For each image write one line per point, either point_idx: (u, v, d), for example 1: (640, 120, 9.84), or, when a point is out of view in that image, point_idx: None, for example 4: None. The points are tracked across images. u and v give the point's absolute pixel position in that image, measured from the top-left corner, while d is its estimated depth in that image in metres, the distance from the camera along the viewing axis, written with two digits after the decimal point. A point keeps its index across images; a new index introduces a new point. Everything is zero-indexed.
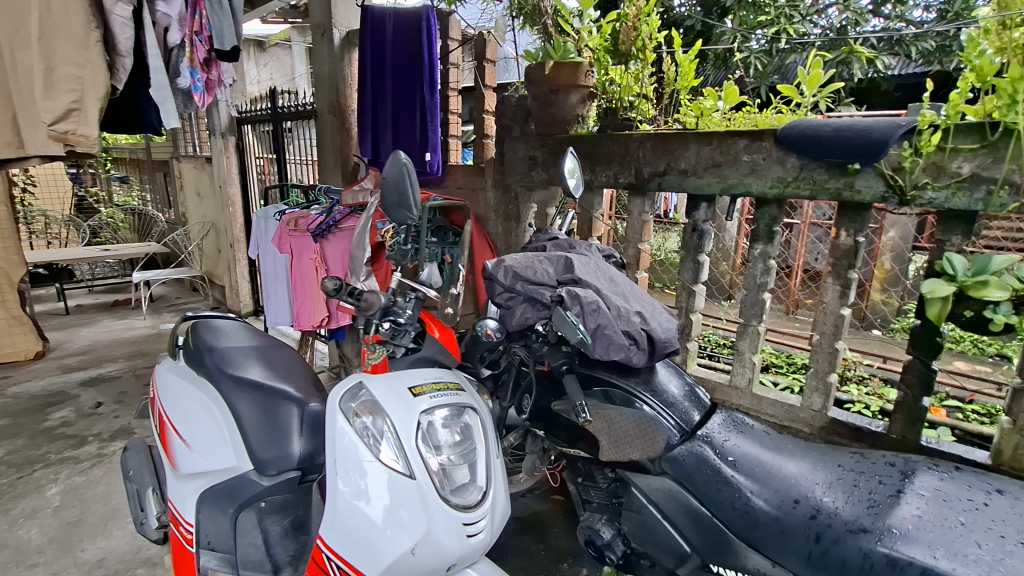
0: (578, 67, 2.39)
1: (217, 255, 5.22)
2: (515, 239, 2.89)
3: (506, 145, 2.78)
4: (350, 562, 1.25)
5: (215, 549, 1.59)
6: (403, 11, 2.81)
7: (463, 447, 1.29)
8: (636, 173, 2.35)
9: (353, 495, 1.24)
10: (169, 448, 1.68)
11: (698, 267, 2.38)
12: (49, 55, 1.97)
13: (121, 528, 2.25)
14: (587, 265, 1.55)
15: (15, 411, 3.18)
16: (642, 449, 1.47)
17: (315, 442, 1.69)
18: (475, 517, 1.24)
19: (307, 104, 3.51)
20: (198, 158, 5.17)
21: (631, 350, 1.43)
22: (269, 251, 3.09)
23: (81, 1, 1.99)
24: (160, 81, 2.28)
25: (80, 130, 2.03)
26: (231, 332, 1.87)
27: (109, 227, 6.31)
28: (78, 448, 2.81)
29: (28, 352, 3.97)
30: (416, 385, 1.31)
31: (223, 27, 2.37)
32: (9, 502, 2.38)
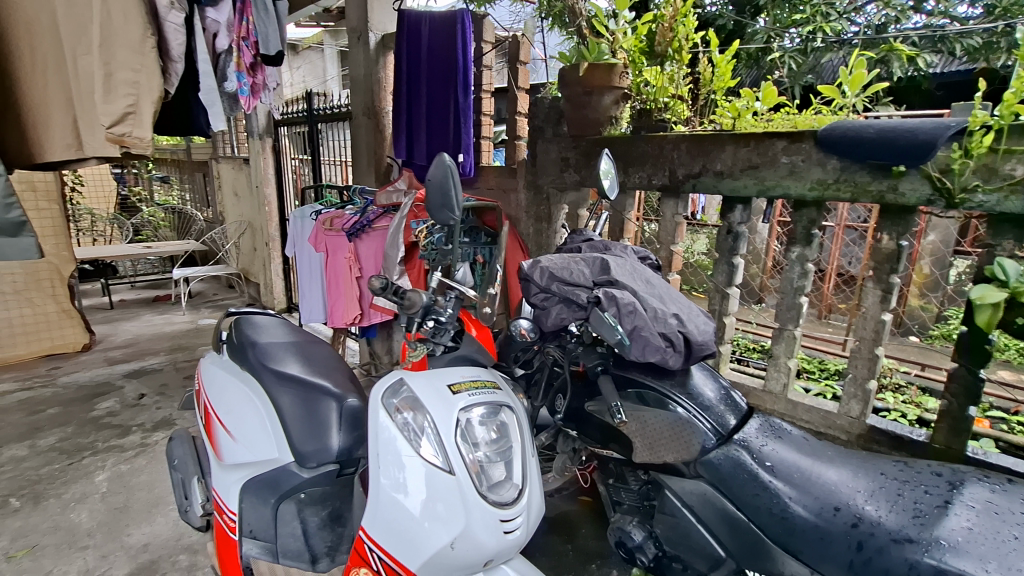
0: (612, 68, 2.40)
1: (252, 254, 5.38)
2: (546, 239, 2.90)
3: (538, 146, 2.79)
4: (391, 555, 1.28)
5: (257, 537, 1.64)
6: (438, 14, 2.84)
7: (500, 445, 1.31)
8: (670, 174, 2.34)
9: (394, 488, 1.28)
10: (214, 439, 1.75)
11: (733, 269, 2.35)
12: (109, 60, 2.08)
13: (164, 514, 2.34)
14: (624, 267, 1.55)
15: (65, 400, 3.33)
16: (676, 452, 1.48)
17: (353, 436, 1.74)
18: (512, 514, 1.26)
19: (342, 106, 3.58)
20: (235, 159, 5.33)
21: (667, 352, 1.43)
22: (305, 250, 3.17)
23: (139, 9, 2.11)
24: (208, 84, 2.38)
25: (135, 133, 2.17)
26: (271, 328, 1.93)
27: (150, 226, 6.57)
28: (123, 437, 2.93)
29: (76, 345, 4.15)
30: (455, 382, 1.34)
31: (269, 32, 2.48)
32: (61, 487, 2.50)
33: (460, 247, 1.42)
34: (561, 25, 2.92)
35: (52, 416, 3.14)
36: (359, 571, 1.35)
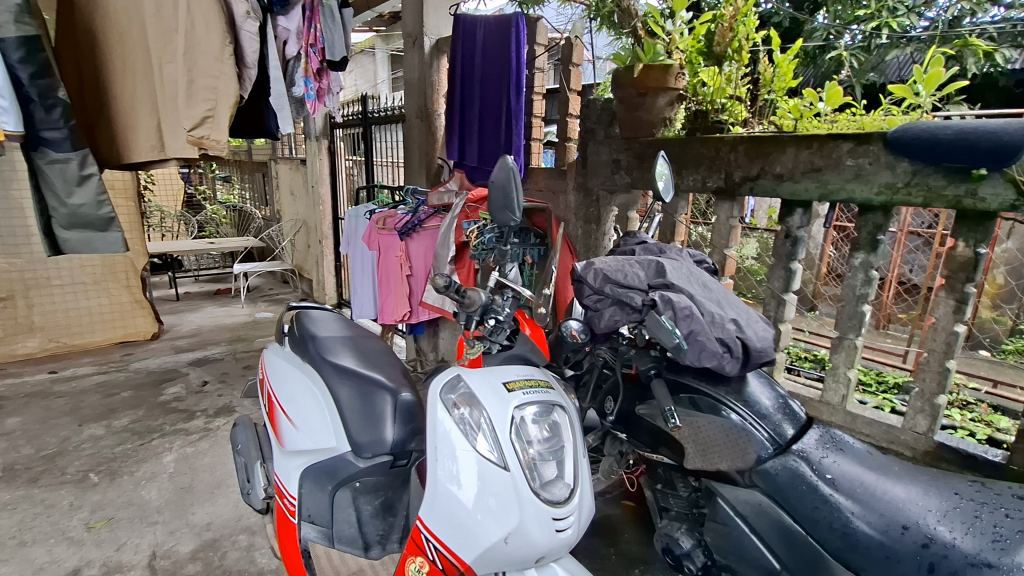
0: (668, 69, 2.36)
1: (306, 251, 5.60)
2: (594, 241, 2.89)
3: (589, 148, 2.80)
4: (447, 546, 1.31)
5: (314, 522, 1.72)
6: (493, 18, 2.87)
7: (552, 444, 1.32)
8: (726, 176, 2.29)
9: (449, 481, 1.31)
10: (277, 427, 1.84)
11: (790, 275, 2.28)
12: (191, 68, 2.22)
13: (225, 496, 2.48)
14: (679, 271, 1.53)
15: (136, 384, 3.57)
16: (731, 461, 1.43)
17: (406, 429, 1.78)
18: (565, 513, 1.26)
19: (395, 108, 3.68)
20: (293, 159, 5.58)
21: (725, 358, 1.41)
22: (358, 247, 3.28)
23: (220, 21, 2.21)
24: (279, 90, 2.48)
25: (213, 135, 2.30)
26: (329, 324, 2.02)
27: (213, 223, 6.97)
28: (188, 421, 3.11)
29: (146, 333, 4.44)
30: (510, 380, 1.37)
31: (335, 38, 2.63)
32: (134, 465, 2.69)
33: (511, 248, 1.53)
34: (610, 26, 2.82)
35: (125, 398, 3.37)
36: (414, 559, 1.39)
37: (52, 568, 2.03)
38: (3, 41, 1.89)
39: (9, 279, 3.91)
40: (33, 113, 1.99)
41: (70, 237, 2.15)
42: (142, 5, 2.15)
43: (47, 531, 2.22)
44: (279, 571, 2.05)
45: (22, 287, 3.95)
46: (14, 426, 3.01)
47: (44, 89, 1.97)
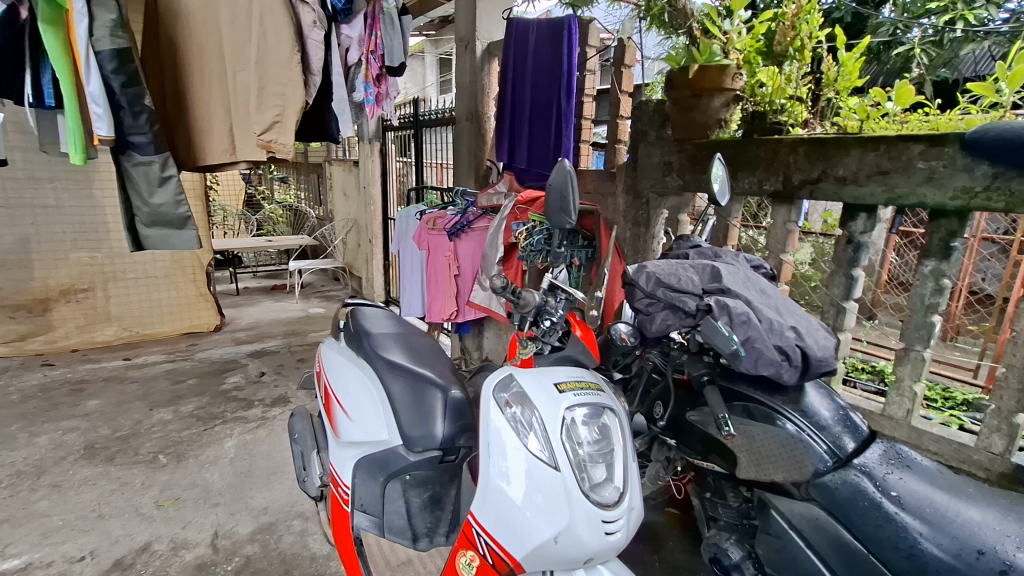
0: (725, 69, 2.30)
1: (357, 250, 5.79)
2: (643, 245, 2.86)
3: (641, 150, 2.77)
4: (498, 542, 1.33)
5: (367, 511, 1.78)
6: (546, 20, 2.88)
7: (602, 446, 1.32)
8: (784, 179, 2.22)
9: (500, 477, 1.34)
10: (333, 418, 1.92)
11: (851, 282, 2.20)
12: (262, 76, 2.34)
13: (281, 482, 2.60)
14: (736, 276, 1.50)
15: (200, 373, 3.79)
16: (787, 472, 1.39)
17: (456, 426, 1.82)
18: (614, 515, 1.25)
19: (446, 111, 3.78)
20: (347, 161, 5.79)
21: (783, 366, 1.37)
22: (408, 248, 3.37)
23: (290, 31, 2.33)
24: (340, 95, 2.56)
25: (280, 139, 2.40)
26: (383, 321, 2.10)
27: (270, 222, 7.35)
28: (248, 409, 3.28)
29: (209, 325, 4.71)
30: (561, 381, 1.39)
31: (394, 44, 2.65)
32: (198, 449, 2.86)
33: (560, 250, 1.53)
34: (660, 26, 2.77)
35: (190, 385, 3.59)
36: (465, 553, 1.42)
37: (126, 541, 2.19)
38: (99, 53, 2.06)
39: (89, 272, 4.22)
40: (122, 120, 2.15)
41: (151, 234, 2.39)
42: (219, 17, 2.31)
43: (123, 506, 2.40)
44: (330, 556, 2.14)
45: (101, 279, 4.27)
46: (94, 408, 3.26)
47: (133, 97, 2.13)
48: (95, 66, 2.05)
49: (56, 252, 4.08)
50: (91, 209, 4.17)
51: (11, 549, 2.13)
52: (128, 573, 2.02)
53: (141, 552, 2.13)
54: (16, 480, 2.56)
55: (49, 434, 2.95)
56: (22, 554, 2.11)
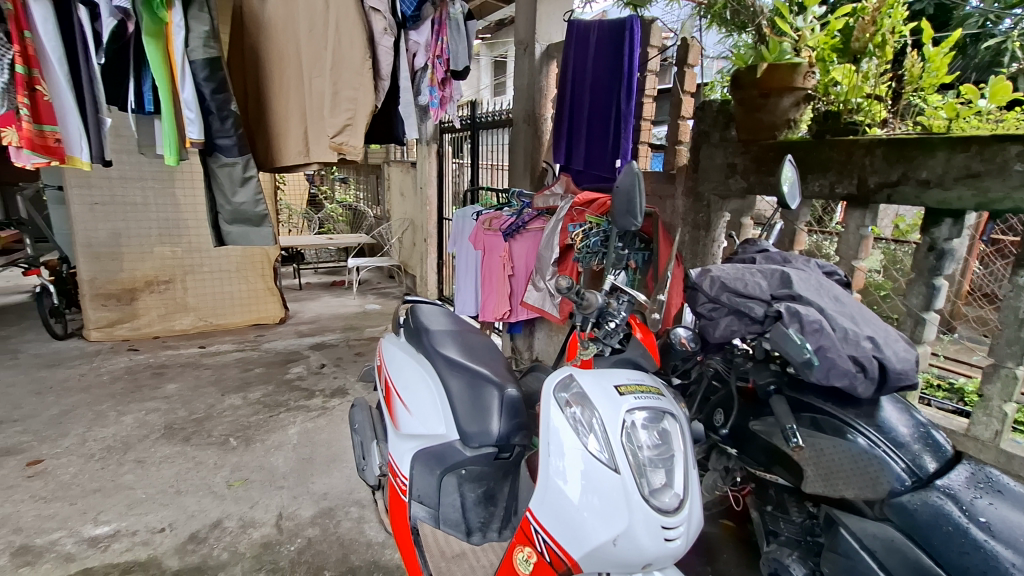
0: (796, 68, 2.21)
1: (412, 249, 5.95)
2: (702, 248, 2.78)
3: (702, 152, 2.70)
4: (557, 540, 1.33)
5: (423, 502, 1.83)
6: (608, 21, 2.85)
7: (662, 451, 1.30)
8: (858, 182, 2.11)
9: (558, 476, 1.35)
10: (393, 410, 1.99)
11: (932, 292, 2.07)
12: (336, 82, 2.46)
13: (339, 470, 2.71)
14: (807, 282, 1.45)
15: (266, 362, 4.01)
16: (859, 489, 1.33)
17: (512, 424, 1.84)
18: (674, 522, 1.23)
19: (503, 113, 3.82)
20: (404, 163, 5.97)
21: (858, 378, 1.30)
22: (464, 248, 3.43)
23: (363, 39, 2.45)
24: (406, 99, 2.67)
25: (351, 142, 2.51)
26: (440, 317, 2.16)
27: (331, 220, 7.66)
28: (309, 399, 3.44)
29: (275, 318, 4.96)
30: (622, 384, 1.38)
31: (459, 48, 2.67)
32: (265, 434, 3.03)
33: (614, 252, 1.56)
34: (721, 23, 2.73)
35: (258, 373, 3.81)
36: (523, 549, 1.43)
37: (201, 516, 2.36)
38: (194, 62, 2.22)
39: (170, 265, 4.55)
40: (211, 124, 2.32)
41: (232, 231, 2.56)
42: (298, 26, 2.44)
43: (197, 484, 2.57)
44: (386, 544, 2.21)
45: (181, 272, 4.60)
46: (172, 391, 3.51)
47: (221, 102, 2.28)
48: (190, 74, 2.22)
49: (142, 246, 4.42)
50: (173, 206, 4.48)
51: (102, 516, 2.33)
52: (202, 547, 2.17)
53: (214, 528, 2.28)
54: (106, 453, 2.80)
55: (135, 413, 3.21)
56: (112, 521, 2.31)
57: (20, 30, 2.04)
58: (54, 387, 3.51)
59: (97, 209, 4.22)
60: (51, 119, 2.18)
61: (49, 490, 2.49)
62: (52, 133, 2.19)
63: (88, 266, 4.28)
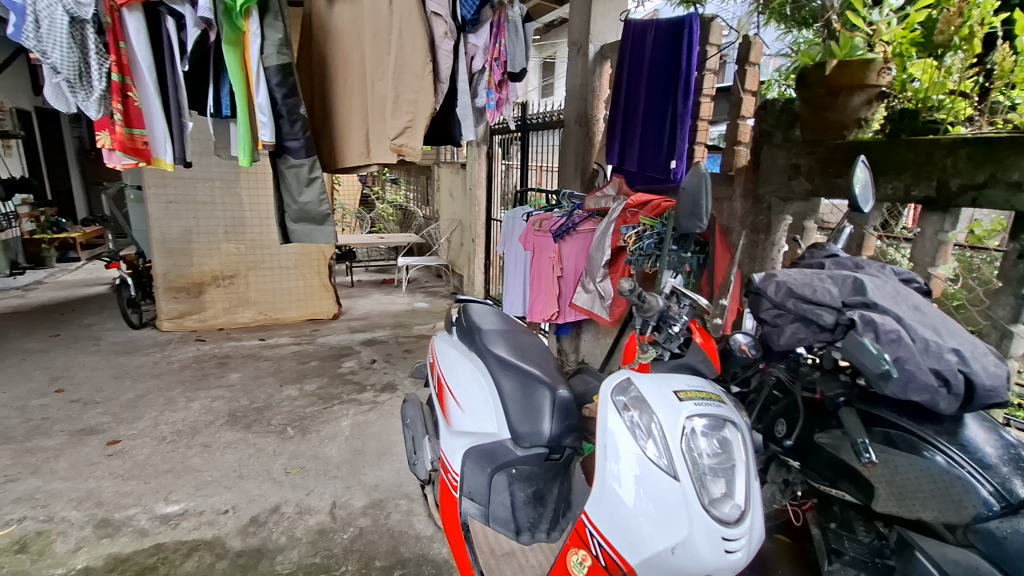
0: (869, 64, 2.11)
1: (460, 249, 6.04)
2: (761, 253, 2.69)
3: (764, 152, 2.64)
4: (613, 545, 1.32)
5: (474, 499, 1.85)
6: (666, 20, 2.80)
7: (723, 460, 1.27)
8: (938, 185, 1.99)
9: (614, 480, 1.34)
10: (445, 407, 2.03)
11: (1021, 304, 1.98)
12: (399, 85, 2.52)
13: (389, 463, 2.78)
14: (883, 289, 1.38)
15: (321, 356, 4.17)
16: (938, 511, 1.25)
17: (563, 425, 1.84)
18: (736, 533, 1.19)
19: (555, 115, 3.83)
20: (454, 164, 6.06)
21: (939, 394, 1.22)
22: (514, 248, 3.45)
23: (424, 42, 2.50)
24: (464, 101, 2.72)
25: (410, 143, 2.58)
26: (491, 317, 2.18)
27: (382, 220, 7.88)
28: (361, 392, 3.55)
29: (328, 313, 5.15)
30: (681, 390, 1.36)
31: (517, 51, 2.75)
32: (320, 425, 3.15)
33: (669, 254, 1.63)
34: (779, 19, 2.80)
35: (313, 366, 3.96)
36: (577, 551, 1.42)
37: (261, 500, 2.47)
38: (267, 69, 2.33)
39: (235, 261, 4.80)
40: (282, 127, 2.43)
41: (297, 229, 2.69)
42: (363, 32, 2.52)
43: (258, 470, 2.70)
44: (434, 538, 2.25)
45: (244, 268, 4.84)
46: (235, 380, 3.71)
47: (291, 106, 2.40)
48: (264, 79, 2.33)
49: (210, 242, 4.69)
50: (237, 205, 4.72)
51: (173, 496, 2.49)
52: (263, 530, 2.28)
53: (273, 512, 2.39)
54: (176, 436, 2.98)
55: (202, 400, 3.40)
56: (182, 501, 2.45)
57: (117, 41, 2.21)
58: (130, 373, 3.78)
59: (171, 207, 4.51)
60: (140, 124, 2.37)
61: (126, 469, 2.68)
62: (141, 136, 2.39)
63: (162, 261, 4.57)
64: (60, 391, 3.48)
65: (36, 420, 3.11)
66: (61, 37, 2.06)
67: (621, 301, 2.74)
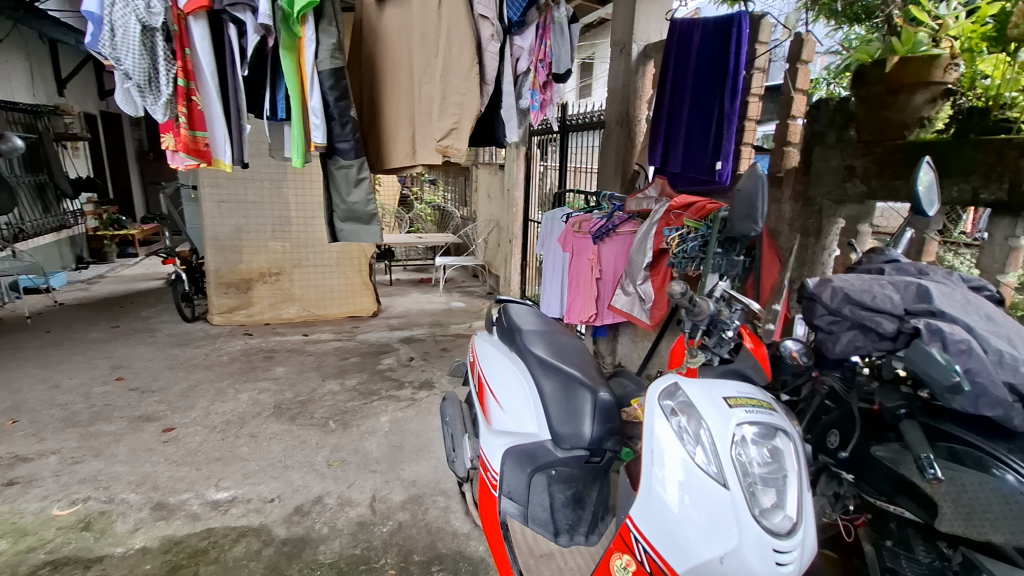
0: (933, 61, 2.05)
1: (497, 249, 6.08)
2: (811, 257, 2.60)
3: (815, 153, 2.55)
4: (659, 551, 1.30)
5: (512, 498, 1.85)
6: (714, 19, 2.75)
7: (774, 470, 1.23)
8: (1010, 188, 1.90)
9: (660, 485, 1.33)
10: (486, 406, 2.05)
11: None
12: (446, 88, 2.54)
13: (427, 459, 2.83)
14: (950, 298, 1.32)
15: (361, 352, 4.27)
16: (1010, 534, 1.17)
17: (604, 428, 1.82)
18: (787, 546, 1.15)
19: (596, 116, 3.81)
20: (493, 165, 6.11)
21: (1014, 409, 1.15)
22: (553, 249, 3.44)
23: (472, 45, 2.52)
24: (508, 103, 2.74)
25: (457, 145, 2.59)
26: (531, 318, 2.19)
27: (420, 220, 8.00)
28: (399, 389, 3.62)
29: (368, 311, 5.27)
30: (731, 396, 1.33)
31: (562, 52, 2.71)
32: (361, 419, 3.22)
33: (713, 259, 1.70)
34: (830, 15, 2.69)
35: (354, 362, 4.06)
36: (621, 556, 1.40)
37: (305, 491, 2.55)
38: (321, 72, 2.41)
39: (281, 259, 4.97)
40: (333, 129, 2.51)
41: (344, 228, 2.76)
42: (411, 35, 2.58)
43: (302, 461, 2.79)
44: (471, 536, 2.27)
45: (289, 265, 5.01)
46: (280, 373, 3.84)
47: (342, 108, 2.47)
48: (317, 83, 2.41)
49: (258, 240, 4.87)
50: (284, 204, 4.89)
51: (223, 482, 2.60)
52: (306, 519, 2.35)
53: (316, 503, 2.46)
54: (225, 426, 3.11)
55: (249, 392, 3.54)
56: (231, 488, 2.56)
57: (183, 48, 2.34)
58: (184, 364, 3.96)
59: (223, 206, 4.70)
60: (202, 126, 2.49)
61: (180, 455, 2.81)
62: (203, 138, 2.51)
63: (213, 257, 4.77)
64: (120, 379, 3.68)
65: (99, 406, 3.30)
66: (133, 44, 2.18)
67: (662, 303, 2.70)
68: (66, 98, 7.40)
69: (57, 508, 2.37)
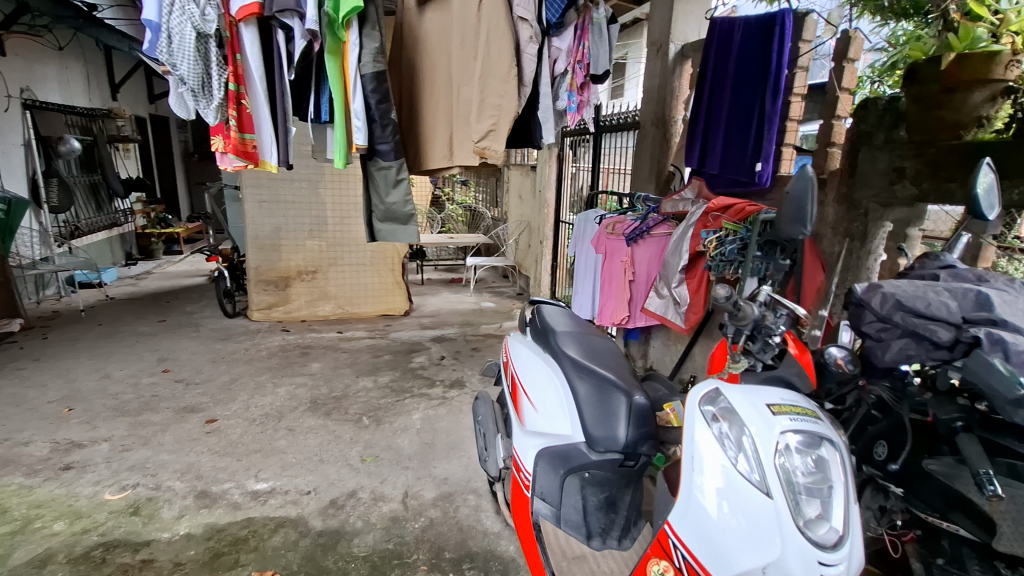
0: (994, 57, 1.96)
1: (527, 250, 6.09)
2: (856, 261, 2.53)
3: (861, 154, 2.47)
4: (698, 559, 1.28)
5: (545, 500, 1.86)
6: (756, 17, 2.70)
7: (819, 480, 1.19)
8: None
9: (699, 492, 1.31)
10: (520, 407, 2.06)
11: None
12: (484, 90, 2.56)
13: (457, 458, 2.85)
14: (1012, 306, 1.26)
15: (393, 350, 4.34)
16: None
17: (639, 432, 1.81)
18: (833, 559, 1.11)
19: (630, 116, 3.77)
20: (524, 166, 6.12)
21: None
22: (585, 250, 3.41)
23: (510, 47, 2.52)
24: (545, 104, 2.75)
25: (494, 146, 2.61)
26: (565, 319, 2.18)
27: (451, 220, 8.08)
28: (431, 387, 3.66)
29: (400, 310, 5.36)
30: (775, 403, 1.29)
31: (600, 53, 2.74)
32: (393, 416, 3.28)
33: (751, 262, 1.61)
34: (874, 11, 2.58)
35: (387, 360, 4.14)
36: (658, 562, 1.39)
37: (340, 484, 2.61)
38: (364, 76, 2.45)
39: (317, 257, 5.10)
40: (374, 131, 2.56)
41: (383, 228, 2.83)
42: (450, 38, 2.61)
43: (337, 455, 2.85)
44: (501, 535, 2.28)
45: (324, 264, 5.13)
46: (316, 369, 3.94)
47: (383, 111, 2.52)
48: (360, 86, 2.46)
49: (296, 239, 5.00)
50: (321, 204, 5.01)
51: (263, 474, 2.68)
52: (341, 513, 2.40)
53: (350, 497, 2.51)
54: (264, 419, 3.21)
55: (287, 386, 3.64)
56: (270, 479, 2.64)
57: (234, 53, 2.42)
58: (225, 358, 4.10)
59: (264, 206, 4.85)
60: (251, 129, 2.57)
61: (222, 446, 2.91)
62: (251, 140, 2.59)
63: (253, 255, 4.92)
64: (166, 371, 3.84)
65: (147, 396, 3.45)
66: (189, 50, 2.28)
67: (697, 308, 2.69)
68: (119, 102, 7.76)
69: (109, 493, 2.49)
